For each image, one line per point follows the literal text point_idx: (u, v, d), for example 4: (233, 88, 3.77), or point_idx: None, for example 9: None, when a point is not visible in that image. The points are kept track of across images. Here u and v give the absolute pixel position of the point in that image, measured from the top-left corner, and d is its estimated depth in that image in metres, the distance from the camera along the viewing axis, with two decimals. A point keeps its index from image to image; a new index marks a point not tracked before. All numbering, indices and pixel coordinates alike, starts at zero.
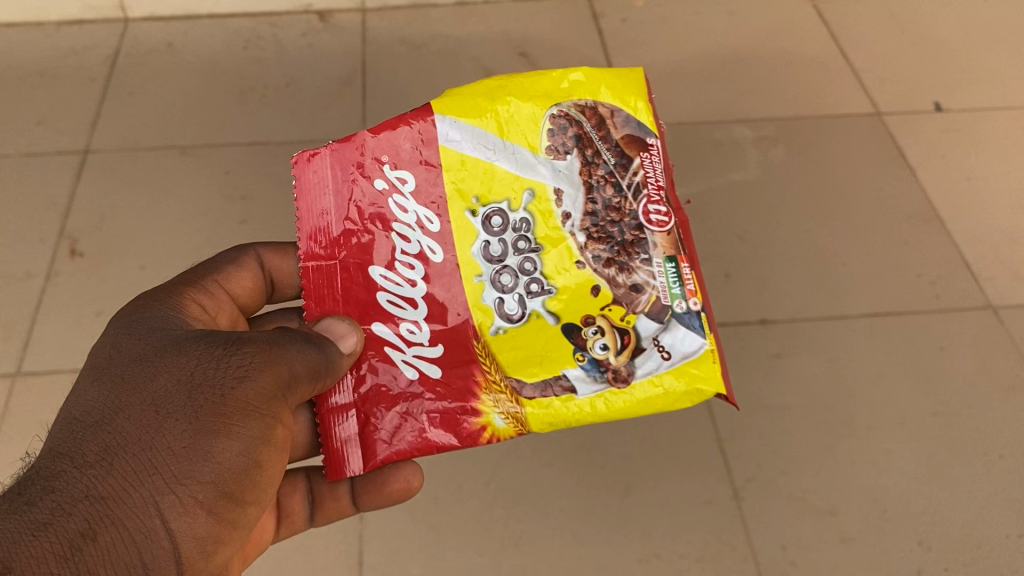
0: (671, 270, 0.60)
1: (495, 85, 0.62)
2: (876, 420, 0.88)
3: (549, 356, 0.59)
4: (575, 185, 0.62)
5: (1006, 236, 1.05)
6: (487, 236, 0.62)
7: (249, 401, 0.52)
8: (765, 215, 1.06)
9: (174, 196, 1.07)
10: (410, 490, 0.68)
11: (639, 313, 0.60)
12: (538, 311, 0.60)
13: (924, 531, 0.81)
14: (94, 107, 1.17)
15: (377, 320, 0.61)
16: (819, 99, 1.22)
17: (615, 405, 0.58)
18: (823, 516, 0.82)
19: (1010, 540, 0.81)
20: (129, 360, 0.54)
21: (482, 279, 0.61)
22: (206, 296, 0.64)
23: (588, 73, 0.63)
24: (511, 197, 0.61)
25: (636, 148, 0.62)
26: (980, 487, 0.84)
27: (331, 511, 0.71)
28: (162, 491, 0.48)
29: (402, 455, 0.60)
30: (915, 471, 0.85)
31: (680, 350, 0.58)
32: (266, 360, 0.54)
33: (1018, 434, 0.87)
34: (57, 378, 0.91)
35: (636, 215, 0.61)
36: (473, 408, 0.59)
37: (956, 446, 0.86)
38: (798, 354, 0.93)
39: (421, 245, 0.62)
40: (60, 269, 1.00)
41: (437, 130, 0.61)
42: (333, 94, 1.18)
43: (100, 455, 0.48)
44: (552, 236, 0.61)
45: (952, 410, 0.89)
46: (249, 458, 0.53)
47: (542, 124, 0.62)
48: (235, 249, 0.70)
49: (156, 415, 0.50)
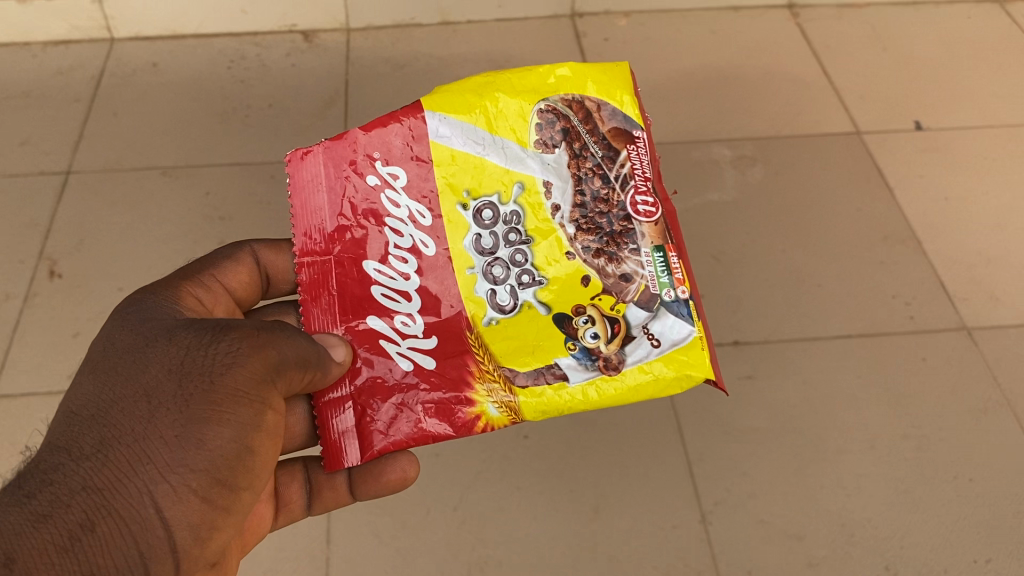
0: (660, 260, 0.60)
1: (483, 81, 0.63)
2: (847, 444, 0.88)
3: (541, 346, 0.59)
4: (563, 177, 0.62)
5: (984, 256, 1.05)
6: (478, 228, 0.62)
7: (238, 387, 0.52)
8: (741, 236, 1.06)
9: (154, 217, 1.07)
10: (406, 479, 0.66)
11: (628, 302, 0.59)
12: (530, 302, 0.61)
13: (891, 555, 0.81)
14: (78, 127, 1.18)
15: (372, 313, 0.62)
16: (799, 118, 1.22)
17: (607, 394, 0.57)
18: (790, 541, 0.82)
19: (977, 565, 0.81)
20: (122, 351, 0.53)
21: (474, 271, 0.62)
22: (202, 289, 0.63)
23: (575, 68, 0.63)
24: (501, 190, 0.62)
25: (622, 141, 0.62)
26: (948, 511, 0.84)
27: (329, 500, 0.69)
28: (156, 481, 0.47)
29: (399, 444, 0.59)
30: (883, 495, 0.85)
31: (670, 337, 0.58)
32: (254, 346, 0.53)
33: (988, 456, 0.87)
34: (32, 400, 0.91)
35: (623, 206, 0.61)
36: (468, 398, 0.59)
37: (926, 470, 0.87)
38: (770, 376, 0.93)
39: (413, 239, 0.62)
40: (39, 290, 1.01)
41: (427, 126, 0.62)
42: (315, 115, 1.19)
43: (95, 447, 0.48)
44: (542, 227, 0.61)
45: (923, 433, 0.89)
46: (241, 444, 0.52)
47: (530, 119, 0.62)
48: (231, 246, 0.69)
49: (148, 405, 0.50)
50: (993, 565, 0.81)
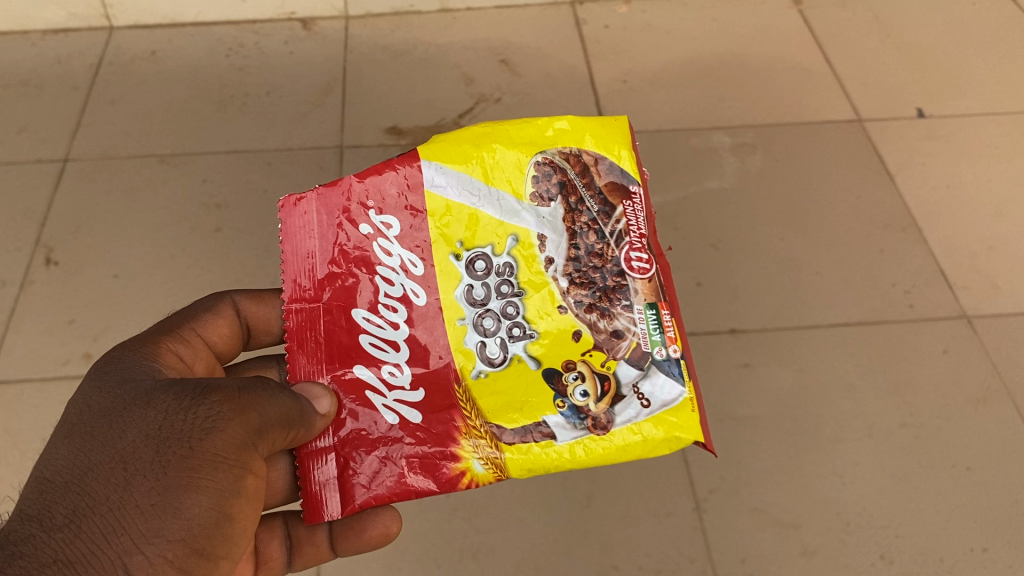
0: (652, 317, 0.59)
1: (481, 132, 0.62)
2: (843, 432, 0.87)
3: (530, 402, 0.58)
4: (558, 231, 0.61)
5: (985, 244, 1.04)
6: (470, 279, 0.61)
7: (218, 453, 0.50)
8: (739, 223, 1.06)
9: (149, 204, 1.07)
10: (389, 535, 0.65)
11: (619, 359, 0.58)
12: (520, 355, 0.59)
13: (887, 544, 0.81)
14: (77, 115, 1.17)
15: (359, 362, 0.60)
16: (800, 106, 1.21)
17: (595, 454, 0.56)
18: (785, 529, 0.82)
19: (974, 554, 0.80)
20: (99, 416, 0.51)
21: (465, 322, 0.60)
22: (182, 345, 0.62)
23: (574, 121, 0.62)
24: (495, 241, 0.61)
25: (619, 196, 0.61)
26: (945, 501, 0.83)
27: (310, 556, 0.68)
28: (132, 551, 0.45)
29: (381, 500, 0.57)
30: (880, 484, 0.84)
31: (660, 398, 0.56)
32: (235, 409, 0.52)
33: (987, 446, 0.87)
34: (25, 386, 0.91)
35: (618, 261, 0.60)
36: (454, 453, 0.57)
37: (923, 459, 0.86)
38: (766, 364, 0.92)
39: (404, 288, 0.61)
40: (35, 277, 1.00)
41: (423, 175, 0.61)
42: (312, 102, 1.18)
43: (68, 516, 0.45)
44: (535, 280, 0.60)
45: (921, 422, 0.88)
46: (220, 512, 0.50)
47: (526, 171, 0.61)
48: (210, 297, 0.68)
49: (124, 472, 0.48)
50: (990, 554, 0.80)
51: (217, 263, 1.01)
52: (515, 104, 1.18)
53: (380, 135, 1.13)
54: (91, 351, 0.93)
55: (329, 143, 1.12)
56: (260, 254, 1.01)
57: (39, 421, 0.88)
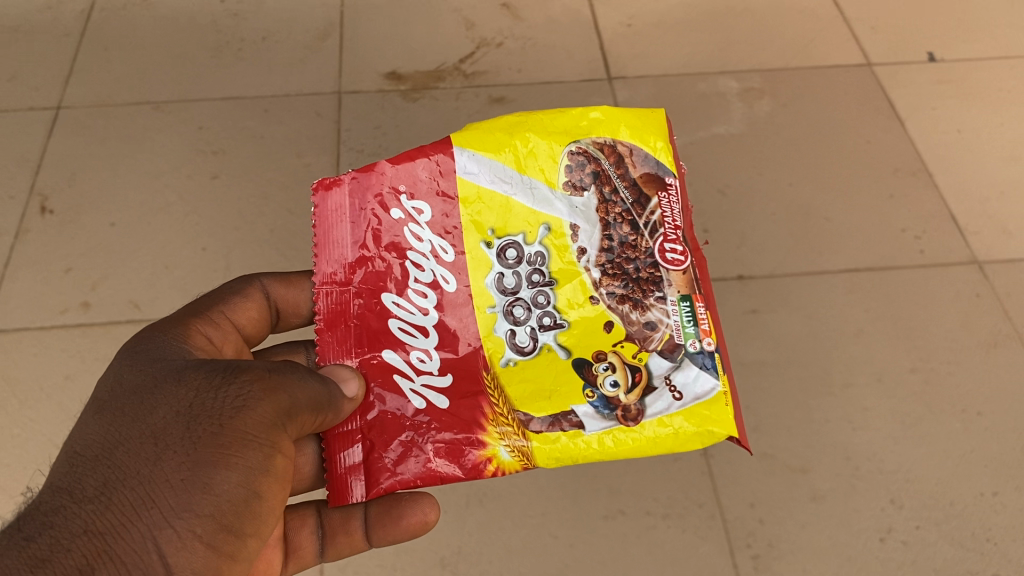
0: (686, 310, 0.57)
1: (514, 121, 0.60)
2: (853, 377, 0.87)
3: (558, 391, 0.56)
4: (591, 221, 0.59)
5: (997, 189, 1.02)
6: (501, 268, 0.59)
7: (248, 430, 0.49)
8: (747, 168, 1.03)
9: (146, 152, 1.04)
10: (426, 523, 0.64)
11: (651, 351, 0.56)
12: (550, 344, 0.57)
13: (897, 488, 0.80)
14: (69, 62, 1.14)
15: (388, 346, 0.58)
16: (808, 50, 1.18)
17: (624, 446, 0.54)
18: (793, 474, 0.81)
19: (984, 497, 0.79)
20: (130, 393, 0.50)
21: (495, 310, 0.58)
22: (211, 327, 0.60)
23: (608, 111, 0.61)
24: (526, 230, 0.59)
25: (653, 187, 0.59)
26: (956, 444, 0.82)
27: (343, 546, 0.65)
28: (160, 525, 0.44)
29: (406, 484, 0.56)
30: (891, 429, 0.83)
31: (692, 391, 0.54)
32: (265, 388, 0.50)
33: (997, 390, 0.86)
34: (23, 335, 0.89)
35: (652, 253, 0.58)
36: (479, 440, 0.56)
37: (933, 404, 0.85)
38: (774, 310, 0.91)
39: (434, 274, 0.59)
40: (30, 226, 0.98)
41: (455, 162, 0.59)
42: (309, 47, 1.15)
43: (97, 489, 0.45)
44: (567, 270, 0.59)
45: (931, 366, 0.87)
46: (250, 489, 0.48)
47: (559, 161, 0.59)
48: (239, 280, 0.66)
49: (154, 448, 0.47)
50: (1001, 498, 0.79)
51: (216, 211, 0.99)
52: (517, 49, 1.16)
53: (379, 81, 1.11)
54: (89, 300, 0.91)
55: (327, 89, 1.10)
56: (259, 203, 0.99)
57: (39, 370, 0.87)
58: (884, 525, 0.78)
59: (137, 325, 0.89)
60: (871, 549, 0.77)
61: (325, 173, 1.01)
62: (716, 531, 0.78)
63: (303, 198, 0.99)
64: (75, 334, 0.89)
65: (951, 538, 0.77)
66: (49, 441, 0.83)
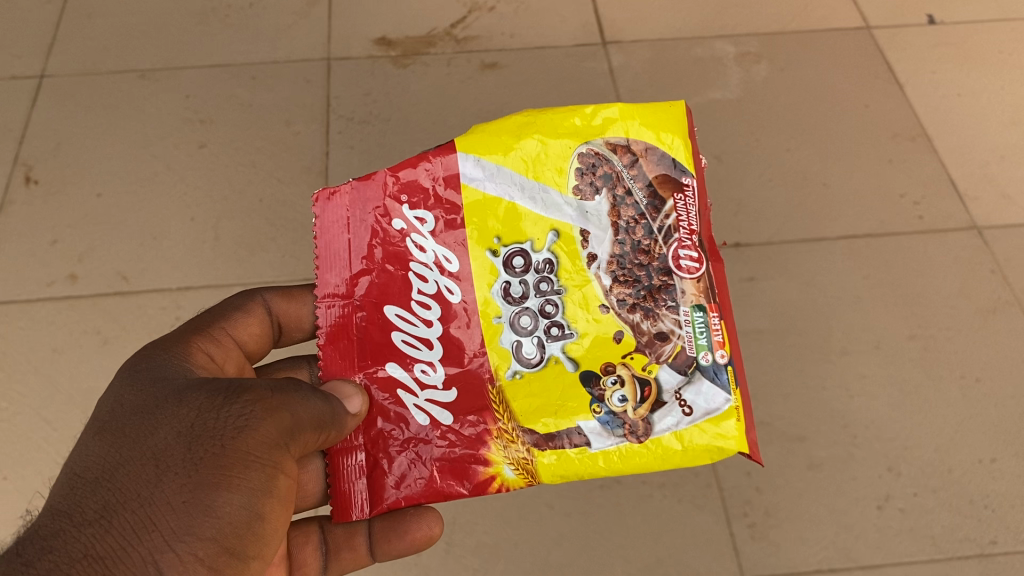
0: (699, 320, 0.54)
1: (523, 120, 0.56)
2: (851, 344, 0.86)
3: (565, 406, 0.54)
4: (602, 226, 0.55)
5: (997, 154, 1.00)
6: (508, 276, 0.56)
7: (250, 451, 0.47)
8: (745, 134, 1.02)
9: (132, 121, 1.02)
10: (430, 538, 0.61)
11: (661, 363, 0.54)
12: (557, 356, 0.55)
13: (895, 456, 0.79)
14: (50, 28, 1.11)
15: (391, 359, 0.56)
16: (806, 12, 1.16)
17: (631, 461, 0.53)
18: (791, 443, 0.80)
19: (982, 464, 0.79)
20: (130, 413, 0.49)
21: (501, 321, 0.56)
22: (213, 344, 0.58)
23: (623, 107, 0.56)
24: (534, 236, 0.56)
25: (669, 188, 0.55)
26: (954, 411, 0.82)
27: (348, 562, 0.63)
28: (162, 549, 0.43)
29: (411, 501, 0.55)
30: (889, 397, 0.83)
31: (702, 406, 0.53)
32: (267, 408, 0.49)
33: (995, 356, 0.85)
34: (10, 308, 0.88)
35: (665, 259, 0.55)
36: (484, 457, 0.55)
37: (932, 370, 0.84)
38: (771, 278, 0.90)
39: (439, 284, 0.56)
40: (14, 197, 0.96)
41: (460, 167, 0.56)
42: (297, 12, 1.12)
43: (98, 512, 0.43)
44: (576, 278, 0.56)
45: (930, 333, 0.86)
46: (252, 511, 0.47)
47: (569, 164, 0.55)
48: (240, 296, 0.64)
49: (156, 469, 0.45)
50: (998, 464, 0.79)
51: (204, 182, 0.97)
52: (509, 13, 1.13)
53: (369, 47, 1.08)
54: (76, 273, 0.90)
55: (316, 55, 1.07)
56: (248, 172, 0.97)
57: (26, 344, 0.85)
58: (882, 492, 0.78)
59: (125, 298, 0.88)
60: (869, 517, 0.77)
61: (315, 142, 0.99)
62: (713, 501, 0.77)
63: (292, 167, 0.97)
64: (63, 307, 0.87)
65: (949, 506, 0.77)
66: (38, 415, 0.82)
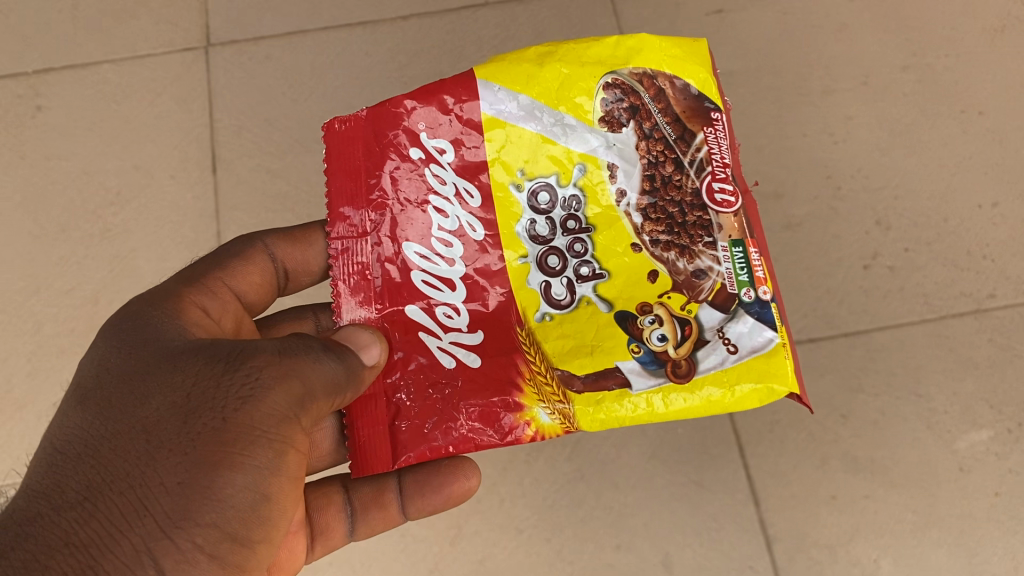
0: (739, 256, 0.43)
1: (543, 50, 0.45)
2: (836, 82, 0.74)
3: (602, 346, 0.43)
4: (629, 160, 0.45)
5: None
6: (532, 213, 0.45)
7: (256, 425, 0.38)
8: None
9: None
10: (468, 492, 0.52)
11: (702, 302, 0.43)
12: (589, 297, 0.45)
13: (883, 208, 0.70)
14: None
15: (411, 302, 0.45)
16: None
17: (673, 408, 0.41)
18: (766, 200, 0.70)
19: (982, 210, 0.69)
20: (117, 375, 0.40)
21: (526, 261, 0.45)
22: (208, 296, 0.47)
23: (645, 39, 0.45)
24: (560, 168, 0.45)
25: (699, 122, 0.45)
26: (952, 152, 0.71)
27: (377, 524, 0.53)
28: (156, 537, 0.35)
29: (436, 452, 0.44)
30: (878, 139, 0.72)
31: (748, 343, 0.41)
32: (278, 373, 0.39)
33: (1002, 83, 0.73)
34: None
35: (698, 194, 0.44)
36: (517, 403, 0.44)
37: (927, 107, 0.72)
38: (743, 11, 0.76)
39: (459, 220, 0.46)
40: None
41: (477, 100, 0.45)
42: None
43: (81, 493, 0.36)
44: (608, 213, 0.45)
45: (926, 63, 0.74)
46: (260, 491, 0.39)
47: (592, 96, 0.45)
48: (238, 240, 0.51)
49: (147, 445, 0.37)
50: (1001, 209, 0.69)
51: None
52: None
53: None
54: None
55: None
56: None
57: None
58: (870, 249, 0.69)
59: None
60: (855, 278, 0.68)
61: None
62: None
63: None
64: None
65: (943, 260, 0.68)
66: None
